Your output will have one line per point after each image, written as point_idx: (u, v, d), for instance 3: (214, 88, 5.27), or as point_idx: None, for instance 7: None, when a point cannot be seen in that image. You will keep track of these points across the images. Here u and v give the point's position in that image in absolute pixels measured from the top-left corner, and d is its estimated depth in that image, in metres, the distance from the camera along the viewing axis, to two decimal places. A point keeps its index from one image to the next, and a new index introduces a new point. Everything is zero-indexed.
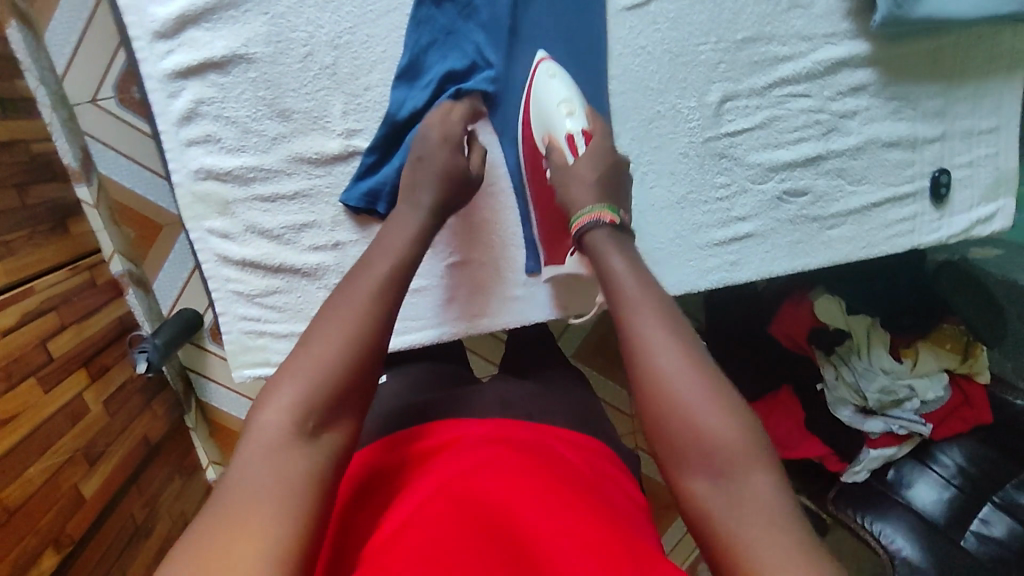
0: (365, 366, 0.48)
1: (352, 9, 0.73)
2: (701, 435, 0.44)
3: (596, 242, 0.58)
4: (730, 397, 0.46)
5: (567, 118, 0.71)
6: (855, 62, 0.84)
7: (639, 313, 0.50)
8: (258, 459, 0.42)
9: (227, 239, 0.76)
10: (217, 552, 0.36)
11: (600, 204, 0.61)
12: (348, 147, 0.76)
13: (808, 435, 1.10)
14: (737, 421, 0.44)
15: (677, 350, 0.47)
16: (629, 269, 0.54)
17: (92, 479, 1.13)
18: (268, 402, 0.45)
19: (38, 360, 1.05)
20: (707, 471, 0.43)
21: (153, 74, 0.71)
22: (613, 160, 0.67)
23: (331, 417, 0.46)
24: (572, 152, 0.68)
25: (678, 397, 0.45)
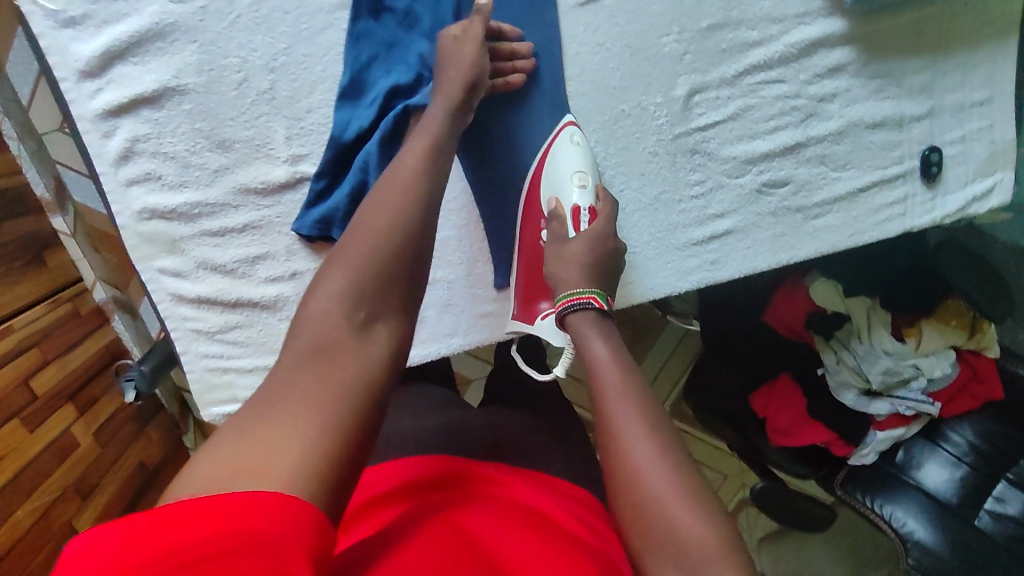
0: (404, 259, 0.49)
1: (286, 29, 0.70)
2: (674, 531, 0.43)
3: (579, 327, 0.61)
4: (706, 501, 0.45)
5: (577, 191, 0.72)
6: (831, 41, 0.79)
7: (617, 402, 0.51)
8: (308, 349, 0.43)
9: (179, 277, 0.73)
10: (263, 432, 0.37)
11: (589, 287, 0.63)
12: (295, 173, 0.72)
13: (810, 421, 1.01)
14: (714, 525, 0.44)
15: (652, 444, 0.48)
16: (610, 357, 0.56)
17: (86, 514, 1.12)
18: (319, 291, 0.46)
19: (20, 401, 1.02)
20: (676, 562, 0.42)
21: (83, 115, 0.68)
22: (611, 245, 0.68)
23: (379, 310, 0.46)
24: (574, 226, 0.70)
25: (650, 485, 0.46)
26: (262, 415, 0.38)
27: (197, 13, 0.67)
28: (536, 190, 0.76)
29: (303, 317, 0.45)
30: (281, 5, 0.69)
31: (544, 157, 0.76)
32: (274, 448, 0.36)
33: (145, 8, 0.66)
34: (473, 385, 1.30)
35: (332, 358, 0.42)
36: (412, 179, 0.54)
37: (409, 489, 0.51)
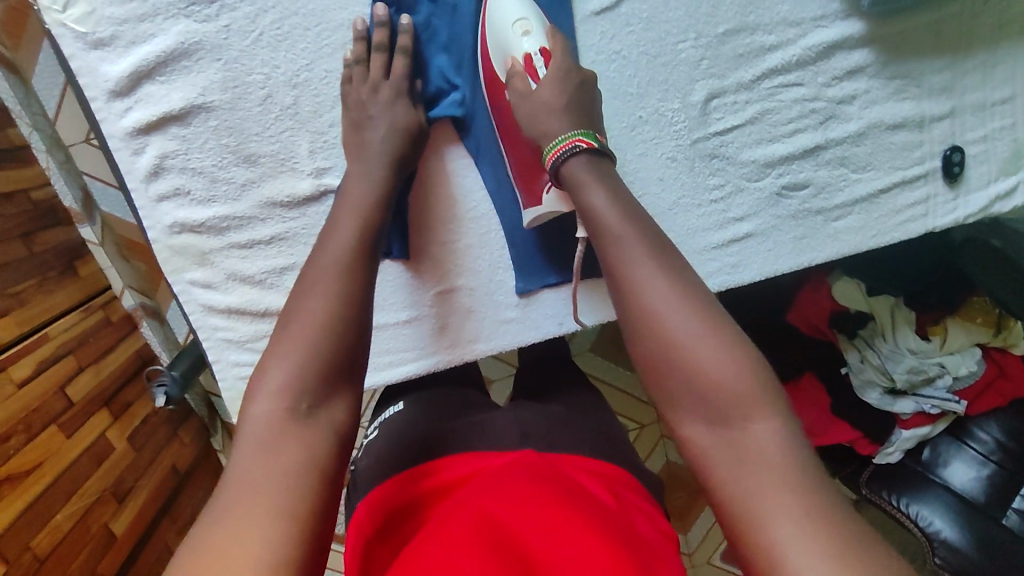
0: (346, 341, 0.52)
1: (307, 46, 0.71)
2: (696, 378, 0.47)
3: (579, 177, 0.61)
4: (726, 334, 0.48)
5: (524, 38, 0.70)
6: (850, 43, 0.78)
7: (625, 255, 0.53)
8: (256, 450, 0.45)
9: (209, 289, 0.75)
10: (235, 536, 0.39)
11: (571, 132, 0.63)
12: (319, 186, 0.73)
13: (835, 419, 1.01)
14: (735, 356, 0.47)
15: (669, 289, 0.50)
16: (613, 207, 0.57)
17: (123, 516, 1.14)
18: (259, 390, 0.49)
19: (58, 406, 1.04)
20: (705, 413, 0.46)
21: (114, 133, 0.70)
22: (576, 79, 0.68)
23: (325, 396, 0.50)
24: (533, 75, 0.69)
25: (671, 339, 0.48)
26: (217, 518, 0.41)
27: (221, 32, 0.69)
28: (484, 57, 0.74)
29: (245, 424, 0.47)
30: (302, 22, 0.70)
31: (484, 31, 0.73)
32: (243, 542, 0.39)
33: (171, 28, 0.68)
34: (497, 383, 1.31)
35: (281, 453, 0.45)
36: (340, 269, 0.56)
37: (403, 511, 0.58)
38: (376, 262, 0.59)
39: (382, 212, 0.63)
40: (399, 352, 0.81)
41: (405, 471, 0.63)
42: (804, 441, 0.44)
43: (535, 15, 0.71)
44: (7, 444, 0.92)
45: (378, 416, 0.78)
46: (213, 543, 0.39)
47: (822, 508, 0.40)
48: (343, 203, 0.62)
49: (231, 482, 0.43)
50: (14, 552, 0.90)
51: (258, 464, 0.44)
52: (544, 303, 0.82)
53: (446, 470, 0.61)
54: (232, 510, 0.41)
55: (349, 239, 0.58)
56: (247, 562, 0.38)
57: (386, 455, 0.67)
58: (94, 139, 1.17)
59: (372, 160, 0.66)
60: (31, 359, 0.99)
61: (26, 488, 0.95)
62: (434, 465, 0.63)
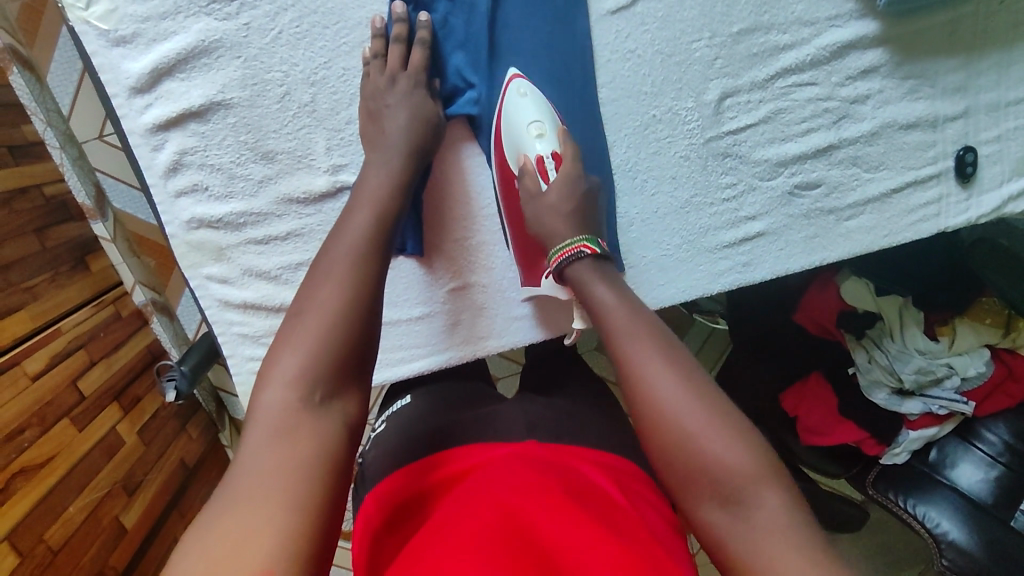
0: (360, 331, 0.52)
1: (326, 44, 0.72)
2: (713, 469, 0.46)
3: (580, 277, 0.62)
4: (737, 423, 0.48)
5: (537, 140, 0.72)
6: (864, 43, 0.79)
7: (632, 348, 0.52)
8: (268, 441, 0.46)
9: (226, 284, 0.75)
10: (245, 529, 0.40)
11: (577, 236, 0.64)
12: (335, 183, 0.74)
13: (842, 419, 1.01)
14: (749, 446, 0.47)
15: (675, 377, 0.50)
16: (619, 301, 0.58)
17: (133, 510, 1.14)
18: (274, 378, 0.49)
19: (70, 400, 1.05)
20: (718, 498, 0.45)
21: (134, 129, 0.70)
22: (585, 184, 0.69)
23: (338, 387, 0.50)
24: (543, 177, 0.70)
25: (683, 429, 0.47)
26: (229, 509, 0.41)
27: (241, 30, 0.69)
28: (498, 147, 0.76)
29: (258, 411, 0.48)
30: (321, 20, 0.71)
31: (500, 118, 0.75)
32: (256, 533, 0.40)
33: (191, 26, 0.68)
34: (503, 381, 1.32)
35: (294, 445, 0.46)
36: (352, 261, 0.55)
37: (412, 503, 0.58)
38: (389, 253, 0.59)
39: (399, 204, 0.63)
40: (411, 347, 0.82)
41: (417, 464, 0.63)
42: (808, 514, 0.44)
43: (550, 119, 0.73)
44: (20, 437, 0.93)
45: (387, 410, 0.78)
46: (224, 532, 0.40)
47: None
48: (358, 192, 0.62)
49: (243, 473, 0.44)
50: (28, 545, 0.91)
51: (266, 454, 0.45)
52: (555, 301, 0.82)
53: (455, 462, 0.62)
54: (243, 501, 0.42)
55: (361, 229, 0.58)
56: (256, 552, 0.39)
57: (400, 447, 0.67)
58: (116, 140, 1.14)
59: (382, 152, 0.67)
60: (44, 353, 1.00)
61: (39, 481, 0.96)
62: (445, 457, 0.63)
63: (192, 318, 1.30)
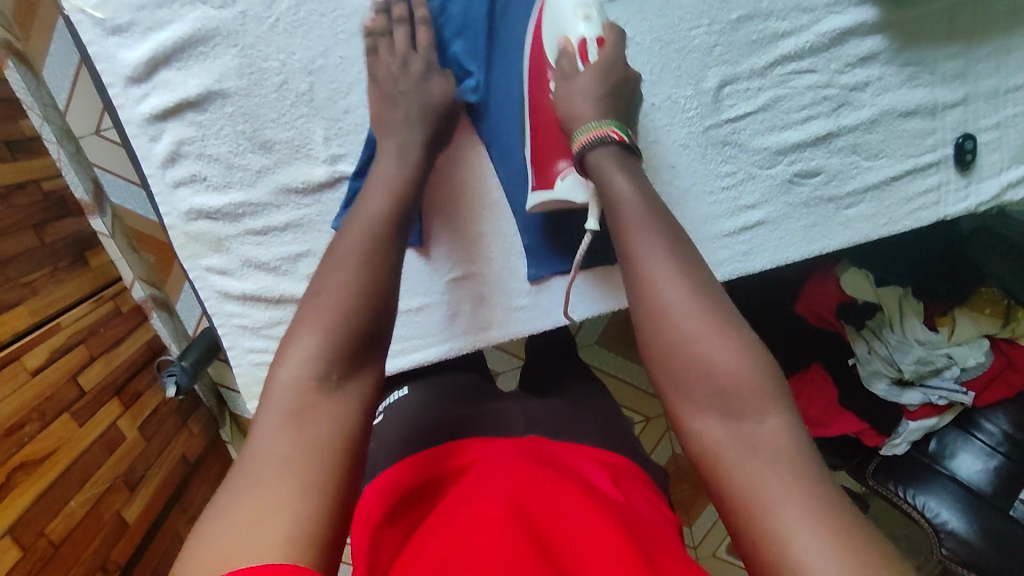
0: (373, 308, 0.53)
1: (323, 32, 0.71)
2: (710, 370, 0.47)
3: (601, 166, 0.61)
4: (742, 334, 0.48)
5: (582, 22, 0.69)
6: (863, 30, 0.79)
7: (642, 245, 0.53)
8: (281, 425, 0.45)
9: (225, 275, 0.75)
10: (258, 518, 0.39)
11: (603, 120, 0.63)
12: (334, 173, 0.74)
13: (842, 411, 1.02)
14: (752, 357, 0.47)
15: (685, 287, 0.50)
16: (636, 194, 0.57)
17: (134, 504, 1.14)
18: (290, 355, 0.49)
19: (70, 395, 1.04)
20: (717, 407, 0.46)
21: (131, 119, 0.70)
22: (622, 72, 0.68)
23: (354, 367, 0.50)
24: (584, 58, 0.68)
25: (686, 337, 0.48)
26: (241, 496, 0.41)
27: (238, 18, 0.69)
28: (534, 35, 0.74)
29: (273, 388, 0.48)
30: (317, 8, 0.70)
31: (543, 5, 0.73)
32: (268, 521, 0.39)
33: (188, 14, 0.68)
34: (503, 375, 1.32)
35: (308, 428, 0.45)
36: (367, 244, 0.56)
37: (414, 497, 0.58)
38: (404, 237, 0.59)
39: (411, 192, 0.63)
40: (411, 337, 0.81)
41: (423, 453, 0.63)
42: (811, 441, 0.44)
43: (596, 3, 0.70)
44: (20, 431, 0.93)
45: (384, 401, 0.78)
46: (240, 514, 0.39)
47: (846, 515, 0.39)
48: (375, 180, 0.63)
49: (255, 459, 0.43)
50: (29, 539, 0.91)
51: (281, 438, 0.45)
52: (552, 294, 0.82)
53: (459, 454, 0.61)
54: (257, 485, 0.41)
55: (375, 216, 0.58)
56: (272, 534, 0.38)
57: (400, 440, 0.67)
58: (114, 135, 1.17)
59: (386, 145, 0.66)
60: (43, 348, 1.00)
61: (40, 476, 0.95)
62: (451, 446, 0.63)
63: (193, 311, 1.32)
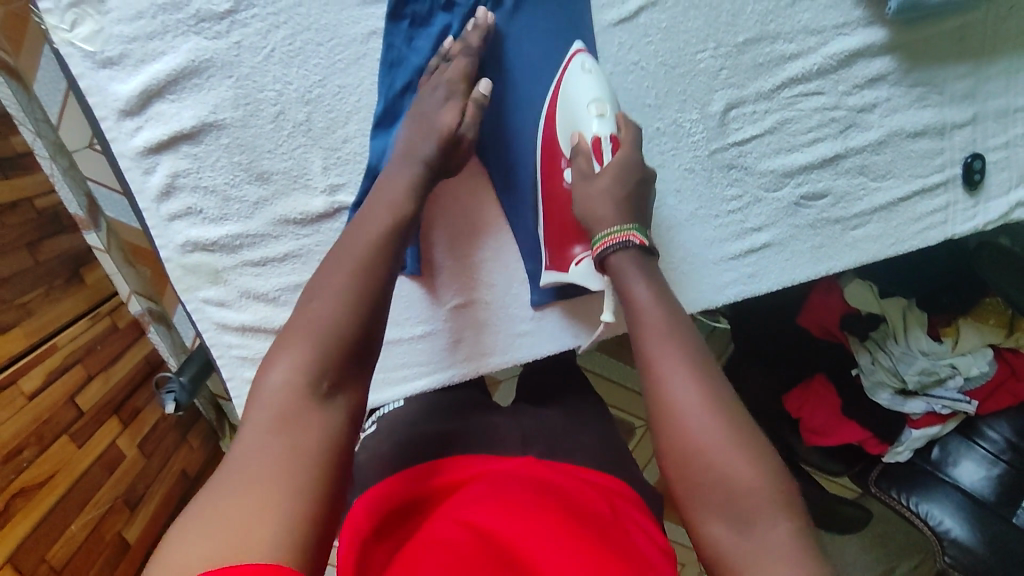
0: (361, 313, 0.52)
1: (320, 61, 0.69)
2: (725, 486, 0.45)
3: (620, 268, 0.59)
4: (756, 443, 0.47)
5: (596, 120, 0.67)
6: (871, 51, 0.77)
7: (660, 351, 0.52)
8: (266, 434, 0.43)
9: (223, 306, 0.74)
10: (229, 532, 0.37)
11: (626, 224, 0.61)
12: (333, 204, 0.72)
13: (844, 420, 0.99)
14: (767, 470, 0.46)
15: (700, 392, 0.49)
16: (655, 300, 0.56)
17: (135, 524, 1.13)
18: (278, 363, 0.48)
19: (68, 417, 1.03)
20: (728, 515, 0.44)
21: (124, 153, 0.68)
22: (639, 174, 0.65)
23: (343, 378, 0.49)
24: (598, 159, 0.66)
25: (702, 446, 0.47)
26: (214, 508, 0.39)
27: (232, 48, 0.67)
28: (551, 121, 0.71)
29: (262, 391, 0.46)
30: (315, 37, 0.69)
31: (557, 91, 0.71)
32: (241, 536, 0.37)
33: (181, 46, 0.66)
34: (502, 385, 1.31)
35: (300, 433, 0.44)
36: (361, 249, 0.55)
37: (406, 508, 0.55)
38: (395, 269, 0.57)
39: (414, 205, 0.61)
40: (413, 365, 0.80)
41: (407, 471, 0.60)
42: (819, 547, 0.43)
43: (611, 98, 0.68)
44: (18, 457, 0.92)
45: (376, 412, 0.77)
46: (225, 516, 0.38)
47: None
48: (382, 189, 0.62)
49: (231, 472, 0.41)
50: (31, 565, 0.90)
51: (266, 448, 0.43)
52: (558, 316, 0.81)
53: (450, 471, 0.59)
54: (247, 488, 0.40)
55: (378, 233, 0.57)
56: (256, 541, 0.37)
57: (389, 455, 0.64)
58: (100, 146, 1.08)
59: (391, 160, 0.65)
60: (40, 369, 0.99)
61: (39, 500, 0.94)
62: (444, 464, 0.60)
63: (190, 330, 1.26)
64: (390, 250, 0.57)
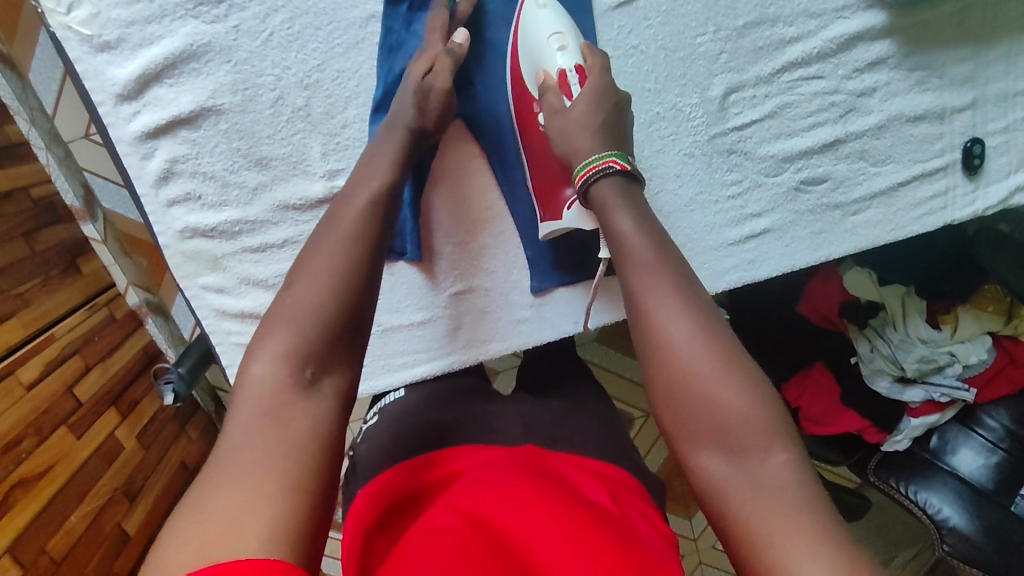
0: (346, 303, 0.50)
1: (319, 45, 0.69)
2: (717, 410, 0.45)
3: (603, 198, 0.58)
4: (747, 368, 0.47)
5: (559, 53, 0.69)
6: (871, 34, 0.77)
7: (646, 280, 0.51)
8: (255, 423, 0.43)
9: (222, 293, 0.73)
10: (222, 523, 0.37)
11: (605, 153, 0.60)
12: (332, 189, 0.72)
13: (842, 408, 0.98)
14: (758, 397, 0.45)
15: (686, 319, 0.49)
16: (637, 229, 0.55)
17: (135, 515, 1.13)
18: (261, 352, 0.46)
19: (67, 408, 1.03)
20: (721, 444, 0.44)
21: (122, 138, 0.68)
22: (612, 97, 0.66)
23: (327, 364, 0.48)
24: (568, 92, 0.67)
25: (692, 376, 0.46)
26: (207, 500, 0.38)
27: (230, 32, 0.67)
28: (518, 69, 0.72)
29: (246, 385, 0.45)
30: (313, 21, 0.68)
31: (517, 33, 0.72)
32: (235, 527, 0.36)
33: (178, 29, 0.66)
34: (502, 375, 1.31)
35: (288, 423, 0.43)
36: (348, 225, 0.53)
37: (404, 501, 0.55)
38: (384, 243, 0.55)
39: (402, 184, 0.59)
40: (414, 353, 0.80)
41: (402, 462, 0.59)
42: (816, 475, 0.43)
43: (571, 31, 0.69)
44: (17, 448, 0.92)
45: (379, 403, 0.76)
46: (215, 512, 0.37)
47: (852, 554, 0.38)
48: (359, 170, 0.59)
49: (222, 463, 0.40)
50: (30, 557, 0.90)
51: (254, 440, 0.42)
52: (558, 302, 0.81)
53: (440, 463, 0.58)
54: (237, 479, 0.39)
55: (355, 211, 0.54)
56: (251, 533, 0.37)
57: (388, 445, 0.64)
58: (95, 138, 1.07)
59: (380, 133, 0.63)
60: (38, 360, 0.99)
61: (39, 491, 0.94)
62: (433, 456, 0.60)
63: (188, 318, 1.27)
64: (383, 233, 0.55)
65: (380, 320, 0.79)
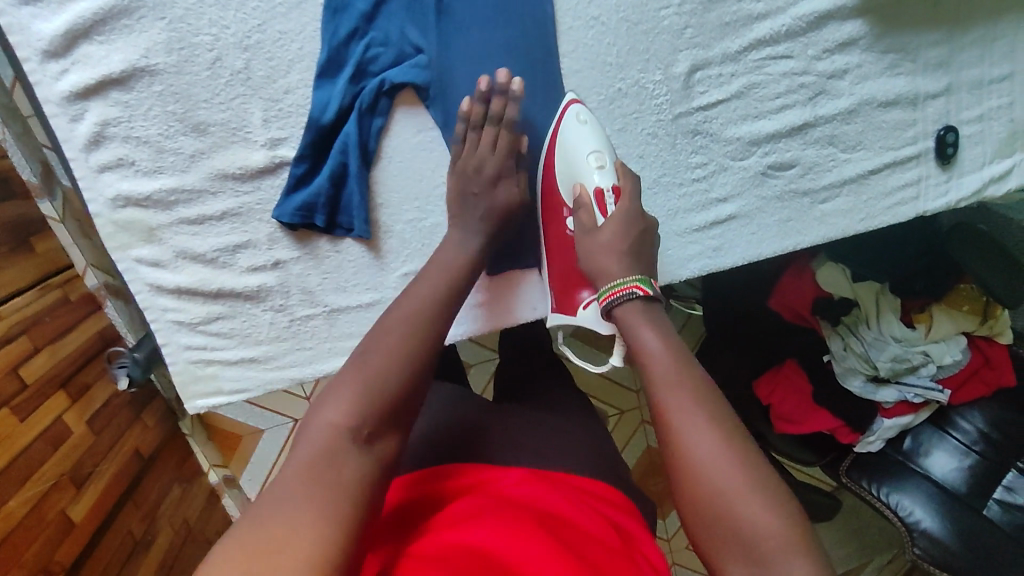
0: (414, 377, 0.54)
1: (259, 4, 0.66)
2: (734, 515, 0.44)
3: (628, 319, 0.58)
4: (775, 489, 0.45)
5: (596, 172, 0.68)
6: (843, 14, 0.74)
7: (672, 396, 0.50)
8: (309, 459, 0.44)
9: (158, 267, 0.70)
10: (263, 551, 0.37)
11: (630, 277, 0.60)
12: (274, 158, 0.68)
13: (816, 407, 0.94)
14: (785, 516, 0.43)
15: (714, 434, 0.47)
16: (661, 344, 0.54)
17: (80, 505, 0.98)
18: (327, 407, 0.49)
19: (9, 389, 0.89)
20: (746, 558, 0.43)
21: (50, 97, 0.64)
22: (642, 224, 0.65)
23: (384, 427, 0.50)
24: (602, 211, 0.66)
25: (716, 490, 0.45)
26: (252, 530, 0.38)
27: None
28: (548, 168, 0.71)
29: (311, 428, 0.48)
30: None
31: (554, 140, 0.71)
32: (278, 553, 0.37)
33: None
34: (476, 368, 1.27)
35: (340, 466, 0.45)
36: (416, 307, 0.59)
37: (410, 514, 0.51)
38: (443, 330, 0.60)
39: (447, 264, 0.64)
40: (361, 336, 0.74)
41: (410, 475, 0.57)
42: None
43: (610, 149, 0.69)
44: None
45: None
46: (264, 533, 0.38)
47: None
48: (430, 270, 0.64)
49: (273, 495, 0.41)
50: None
51: (306, 476, 0.43)
52: (518, 285, 0.78)
53: (458, 475, 0.56)
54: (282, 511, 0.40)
55: (422, 303, 0.59)
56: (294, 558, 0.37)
57: None
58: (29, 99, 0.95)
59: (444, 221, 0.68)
60: None
61: None
62: (455, 468, 0.57)
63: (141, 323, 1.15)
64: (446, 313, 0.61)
65: (326, 300, 0.73)
